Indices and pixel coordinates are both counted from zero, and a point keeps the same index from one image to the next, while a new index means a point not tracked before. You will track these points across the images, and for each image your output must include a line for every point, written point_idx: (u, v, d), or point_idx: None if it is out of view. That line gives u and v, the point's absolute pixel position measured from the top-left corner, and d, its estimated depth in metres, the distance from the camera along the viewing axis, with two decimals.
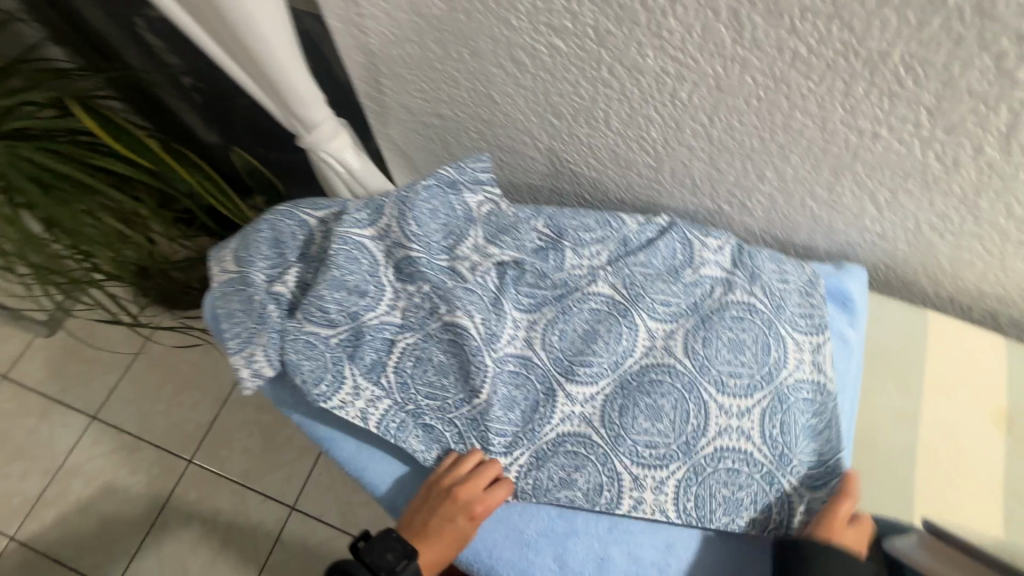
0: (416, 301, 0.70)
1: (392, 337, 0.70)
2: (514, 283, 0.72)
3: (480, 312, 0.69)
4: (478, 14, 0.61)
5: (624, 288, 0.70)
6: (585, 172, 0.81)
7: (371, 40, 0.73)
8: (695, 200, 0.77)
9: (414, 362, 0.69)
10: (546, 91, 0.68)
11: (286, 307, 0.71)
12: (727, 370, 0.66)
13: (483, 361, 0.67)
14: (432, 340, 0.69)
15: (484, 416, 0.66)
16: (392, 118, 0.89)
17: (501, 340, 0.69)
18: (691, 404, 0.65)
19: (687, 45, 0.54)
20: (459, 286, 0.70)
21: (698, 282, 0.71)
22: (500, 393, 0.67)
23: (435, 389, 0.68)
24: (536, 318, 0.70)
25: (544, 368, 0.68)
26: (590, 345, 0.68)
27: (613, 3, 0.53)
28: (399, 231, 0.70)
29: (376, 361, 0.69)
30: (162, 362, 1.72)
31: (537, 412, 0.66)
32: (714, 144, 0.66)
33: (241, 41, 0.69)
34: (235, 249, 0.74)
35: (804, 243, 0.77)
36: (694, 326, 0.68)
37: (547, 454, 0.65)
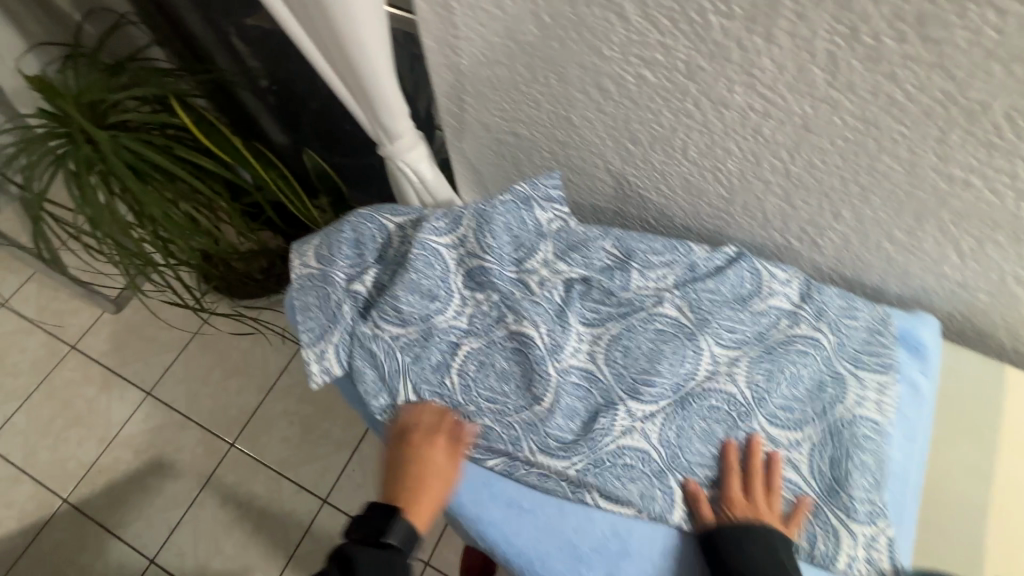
0: (484, 308, 0.73)
1: (458, 340, 0.72)
2: (580, 297, 0.73)
3: (545, 323, 0.71)
4: (572, 42, 0.64)
5: (690, 312, 0.71)
6: (654, 197, 0.83)
7: (462, 61, 0.77)
8: (763, 233, 0.78)
9: (476, 366, 0.70)
10: (626, 118, 0.71)
11: (359, 306, 0.74)
12: (781, 405, 0.66)
13: (545, 370, 0.69)
14: (497, 346, 0.71)
15: (540, 426, 0.67)
16: (468, 133, 0.93)
17: (564, 351, 0.70)
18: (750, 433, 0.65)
19: (778, 83, 0.56)
20: (526, 297, 0.72)
21: (766, 312, 0.71)
22: (562, 402, 0.68)
23: (497, 394, 0.69)
24: (600, 334, 0.71)
25: (605, 383, 0.69)
26: (653, 364, 0.68)
27: (708, 41, 0.55)
28: (475, 242, 0.73)
29: (441, 362, 0.71)
30: (215, 346, 1.80)
31: (596, 424, 0.67)
32: (792, 181, 0.67)
33: (344, 54, 0.74)
34: (317, 248, 0.78)
35: (874, 285, 0.76)
36: (758, 356, 0.68)
37: (603, 460, 0.65)
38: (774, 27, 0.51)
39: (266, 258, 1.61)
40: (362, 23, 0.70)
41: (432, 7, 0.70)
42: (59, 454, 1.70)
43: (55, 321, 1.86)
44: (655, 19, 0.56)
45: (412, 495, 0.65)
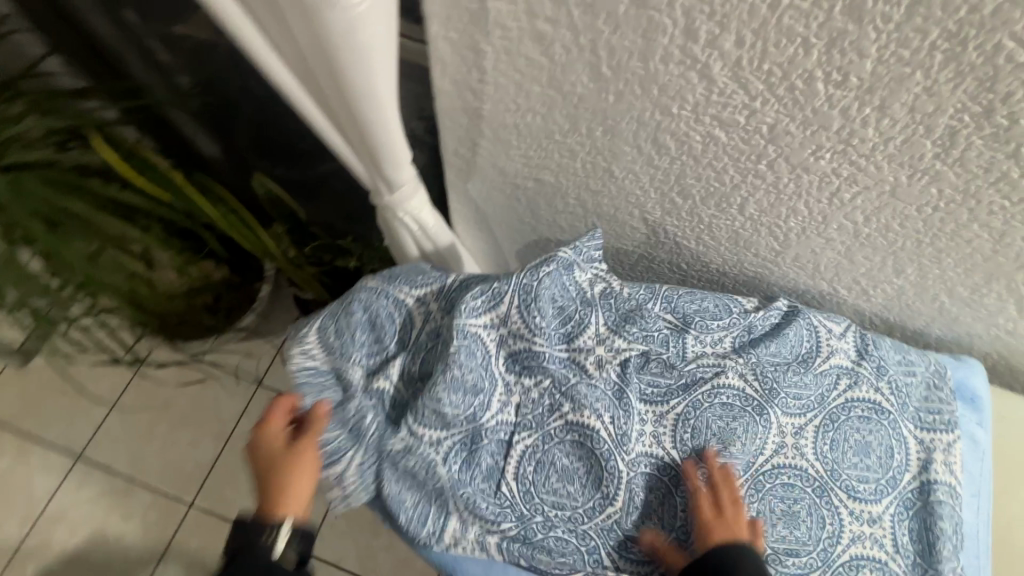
0: (534, 397, 0.64)
1: (509, 440, 0.64)
2: (637, 371, 0.65)
3: (607, 410, 0.63)
4: (632, 97, 0.55)
5: (755, 380, 0.65)
6: (692, 246, 0.77)
7: (485, 105, 0.65)
8: (810, 281, 0.74)
9: (534, 468, 0.63)
10: (680, 173, 0.63)
11: (383, 416, 0.65)
12: (859, 478, 0.63)
13: (612, 463, 0.62)
14: (554, 441, 0.63)
15: (616, 528, 0.63)
16: (477, 175, 0.81)
17: (632, 442, 0.63)
18: (828, 509, 0.62)
19: (877, 153, 0.50)
20: (582, 380, 0.64)
21: (828, 372, 0.66)
22: (637, 499, 0.63)
23: (562, 497, 0.63)
24: (665, 413, 0.65)
25: (677, 469, 0.64)
26: (728, 448, 0.63)
27: (806, 108, 0.49)
28: (522, 323, 0.64)
29: (494, 467, 0.63)
30: (156, 396, 1.56)
31: (675, 518, 0.63)
32: (859, 240, 0.63)
33: (347, 110, 0.59)
34: (321, 335, 0.66)
35: (918, 330, 0.75)
36: (829, 425, 0.64)
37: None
38: (893, 100, 0.45)
39: (211, 294, 1.39)
40: (375, 76, 0.54)
41: (455, 48, 0.58)
42: None
43: None
44: (746, 81, 0.48)
45: (269, 490, 0.62)
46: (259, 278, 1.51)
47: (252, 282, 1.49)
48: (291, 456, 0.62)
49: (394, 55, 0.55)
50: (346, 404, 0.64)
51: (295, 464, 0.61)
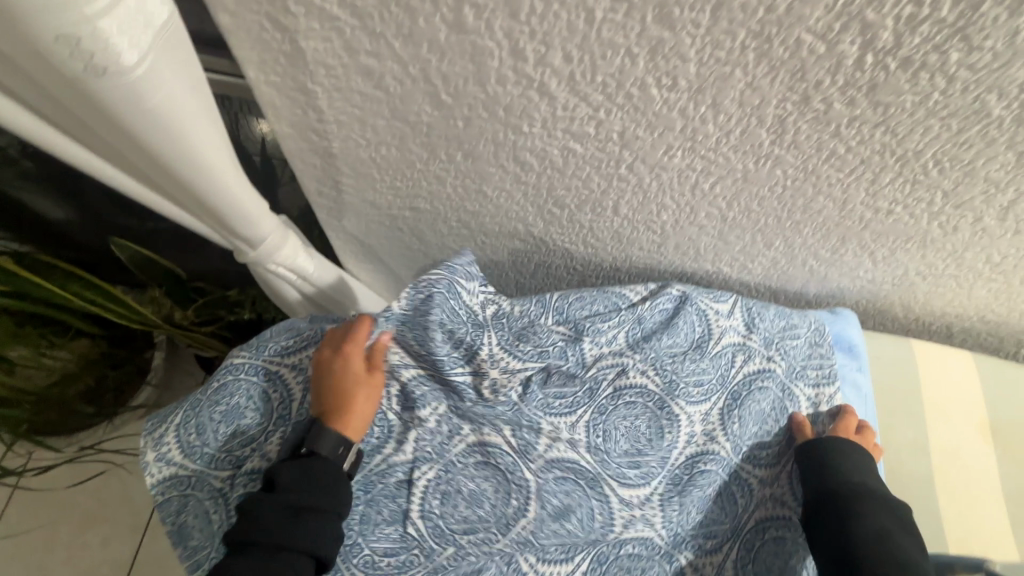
0: (431, 426, 0.61)
1: (408, 476, 0.60)
2: (540, 387, 0.64)
3: (508, 426, 0.62)
4: (480, 120, 0.53)
5: (655, 374, 0.66)
6: (581, 249, 0.76)
7: (333, 144, 0.60)
8: (695, 263, 0.76)
9: (440, 499, 0.60)
10: (550, 186, 0.62)
11: None
12: (756, 446, 0.66)
13: (523, 480, 0.61)
14: (458, 468, 0.61)
15: (533, 542, 0.60)
16: (349, 212, 0.76)
17: (535, 448, 0.62)
18: (733, 483, 0.65)
19: (721, 145, 0.51)
20: (478, 403, 0.62)
21: (723, 353, 0.68)
22: (551, 504, 0.61)
23: (473, 521, 0.59)
24: (575, 421, 0.64)
25: (591, 472, 0.63)
26: (635, 443, 0.64)
27: (647, 112, 0.48)
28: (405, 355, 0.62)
29: (396, 510, 0.59)
30: (49, 501, 1.35)
31: (596, 519, 0.61)
32: (727, 223, 0.65)
33: (167, 175, 0.51)
34: (179, 437, 0.60)
35: (796, 291, 0.79)
36: (727, 403, 0.67)
37: (609, 557, 0.61)
38: (723, 96, 0.45)
39: (88, 379, 1.20)
40: (187, 127, 0.46)
41: (281, 91, 0.53)
42: None
43: None
44: (585, 94, 0.47)
45: (332, 405, 0.57)
46: (149, 346, 1.33)
47: (142, 351, 1.31)
48: (362, 379, 0.59)
49: (203, 93, 0.47)
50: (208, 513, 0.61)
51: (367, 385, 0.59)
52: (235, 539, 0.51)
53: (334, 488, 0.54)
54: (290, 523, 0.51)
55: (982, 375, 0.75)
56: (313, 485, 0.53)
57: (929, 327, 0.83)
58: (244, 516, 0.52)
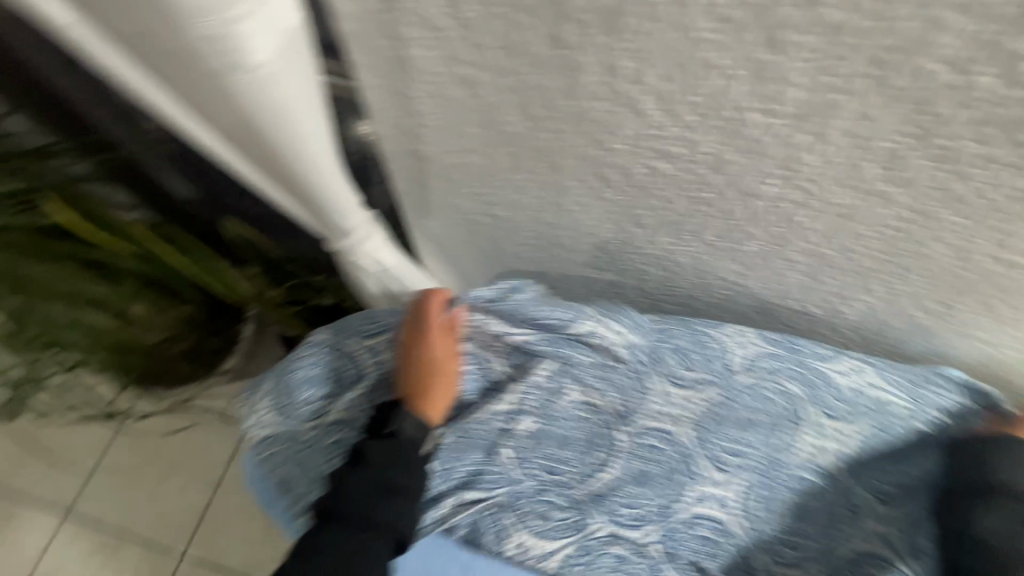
0: (537, 379, 0.63)
1: (508, 426, 0.62)
2: (657, 373, 0.66)
3: (616, 391, 0.64)
4: (568, 134, 0.53)
5: (780, 378, 0.66)
6: (657, 272, 0.74)
7: (427, 148, 0.63)
8: (780, 300, 0.71)
9: (530, 439, 0.62)
10: (631, 205, 0.61)
11: None
12: (880, 477, 0.65)
13: (615, 437, 0.64)
14: (556, 419, 0.63)
15: (609, 500, 0.63)
16: (433, 213, 0.79)
17: (637, 416, 0.64)
18: (829, 498, 0.64)
19: (823, 177, 0.48)
20: (592, 365, 0.65)
21: (844, 376, 0.66)
22: (635, 470, 0.63)
23: (558, 464, 0.63)
24: (689, 404, 0.65)
25: (679, 445, 0.64)
26: (740, 432, 0.64)
27: (743, 137, 0.46)
28: (512, 318, 0.65)
29: (488, 444, 0.62)
30: (144, 445, 1.51)
31: (672, 492, 0.64)
32: (821, 261, 0.60)
33: (280, 163, 0.57)
34: (272, 399, 0.65)
35: (895, 343, 0.72)
36: (844, 425, 0.65)
37: (678, 534, 0.64)
38: (829, 126, 0.42)
39: (192, 338, 1.33)
40: (297, 124, 0.51)
41: (386, 95, 0.57)
42: None
43: None
44: (678, 114, 0.46)
45: (418, 387, 0.62)
46: (238, 321, 1.40)
47: (232, 325, 1.39)
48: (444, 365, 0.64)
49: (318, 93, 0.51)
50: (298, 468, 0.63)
51: (446, 371, 0.64)
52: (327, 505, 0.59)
53: (411, 468, 0.59)
54: (376, 499, 0.58)
55: None
56: (396, 465, 0.59)
57: None
58: (337, 486, 0.59)
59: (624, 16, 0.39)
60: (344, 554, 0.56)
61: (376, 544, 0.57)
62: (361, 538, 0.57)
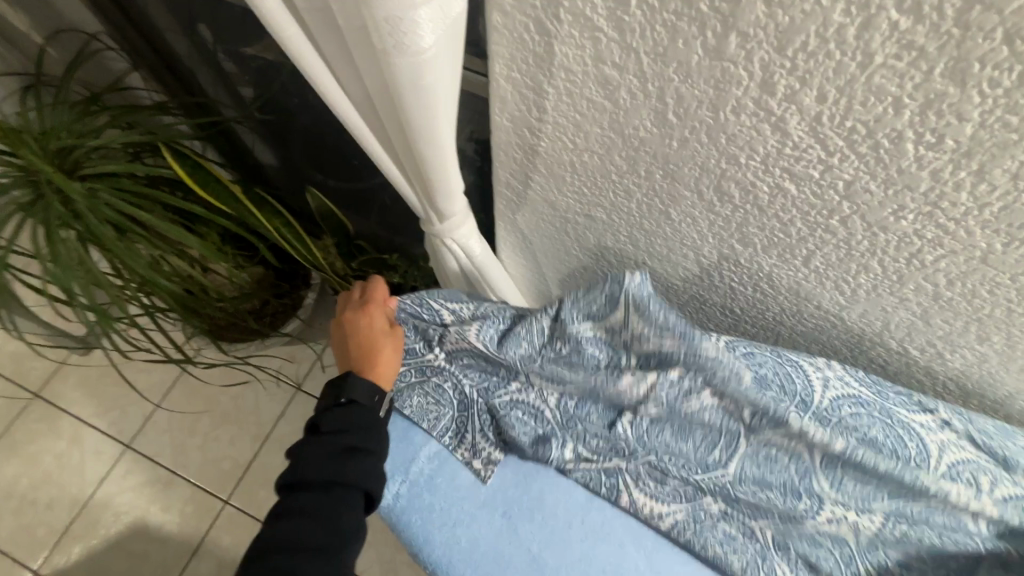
0: (668, 382, 0.62)
1: (633, 404, 0.65)
2: (782, 401, 0.60)
3: (749, 407, 0.61)
4: (697, 143, 0.53)
5: (933, 422, 0.58)
6: (748, 292, 0.72)
7: (541, 143, 0.65)
8: (877, 339, 0.68)
9: (651, 421, 0.65)
10: (742, 221, 0.60)
11: (486, 381, 0.71)
12: None
13: (737, 442, 0.63)
14: (682, 416, 0.64)
15: (725, 487, 0.66)
16: (527, 207, 0.80)
17: (765, 430, 0.61)
18: (959, 544, 0.60)
19: (967, 218, 0.46)
20: (726, 385, 0.60)
21: (1002, 432, 0.58)
22: (750, 473, 0.64)
23: (675, 451, 0.66)
24: (827, 437, 0.59)
25: (805, 462, 0.61)
26: (881, 474, 0.59)
27: (890, 167, 0.45)
28: (639, 326, 0.61)
29: (610, 408, 0.68)
30: (203, 392, 1.58)
31: (792, 503, 0.63)
32: (939, 302, 0.57)
33: (409, 145, 0.58)
34: None
35: (998, 400, 0.67)
36: (1002, 487, 0.57)
37: (789, 533, 0.65)
38: (993, 166, 0.41)
39: (258, 299, 1.37)
40: (435, 110, 0.52)
41: (517, 87, 0.58)
42: (26, 520, 1.46)
43: (15, 366, 1.60)
44: (825, 137, 0.46)
45: (363, 360, 0.67)
46: (306, 285, 1.52)
47: (299, 288, 1.50)
48: (384, 338, 0.68)
49: (456, 84, 0.53)
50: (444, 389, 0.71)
51: (387, 343, 0.68)
52: (288, 480, 0.58)
53: (370, 429, 0.62)
54: (341, 460, 0.58)
55: None
56: (358, 427, 0.61)
57: None
58: (297, 458, 0.59)
59: (798, 34, 0.39)
60: (316, 516, 0.55)
61: (349, 500, 0.57)
62: (334, 496, 0.56)
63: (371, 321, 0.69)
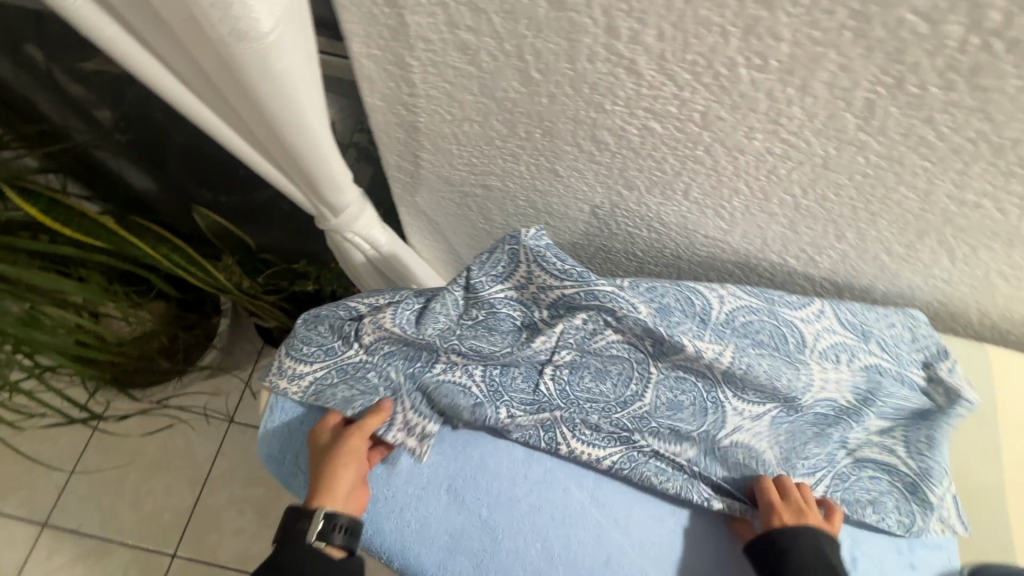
0: (578, 324, 0.65)
1: (549, 355, 0.66)
2: (673, 321, 0.65)
3: (653, 335, 0.63)
4: (564, 97, 0.55)
5: (795, 316, 0.67)
6: (643, 233, 0.77)
7: (420, 119, 0.64)
8: (760, 255, 0.75)
9: (569, 367, 0.66)
10: (623, 166, 0.63)
11: (405, 365, 0.69)
12: (894, 403, 0.67)
13: (648, 368, 0.66)
14: (594, 353, 0.66)
15: (647, 421, 0.67)
16: (423, 187, 0.80)
17: (671, 356, 0.64)
18: (842, 427, 0.67)
19: (804, 129, 0.52)
20: (629, 316, 0.63)
21: (849, 309, 0.68)
22: (663, 398, 0.66)
23: (595, 394, 0.67)
24: (721, 352, 0.63)
25: (711, 378, 0.65)
26: (778, 379, 0.63)
27: (732, 93, 0.49)
28: (542, 279, 0.64)
29: (531, 368, 0.67)
30: (122, 447, 1.45)
31: (704, 420, 0.66)
32: (800, 211, 0.64)
33: (279, 139, 0.55)
34: (303, 354, 0.69)
35: (863, 288, 0.76)
36: (859, 357, 0.66)
37: (709, 445, 0.67)
38: (812, 78, 0.46)
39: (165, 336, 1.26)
40: (298, 97, 0.50)
41: (380, 64, 0.57)
42: None
43: None
44: (672, 73, 0.49)
45: (317, 478, 0.65)
46: (217, 312, 1.42)
47: (209, 316, 1.40)
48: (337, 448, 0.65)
49: (314, 68, 0.51)
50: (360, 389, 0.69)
51: (341, 453, 0.65)
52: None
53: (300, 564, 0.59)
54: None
55: None
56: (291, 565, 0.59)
57: (1007, 336, 0.78)
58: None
59: None
60: None
61: None
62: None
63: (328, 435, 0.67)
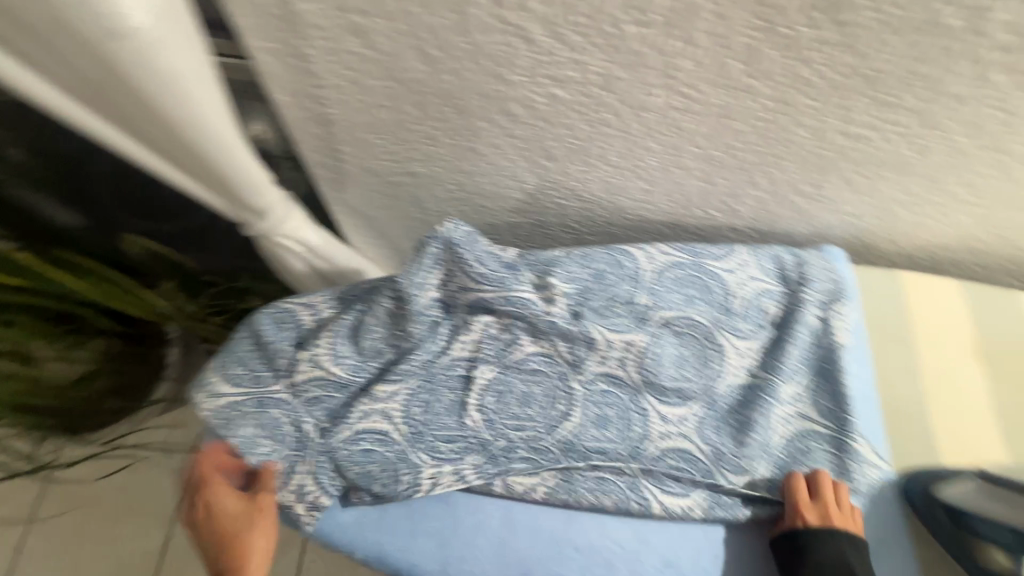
0: (493, 334, 0.67)
1: (468, 372, 0.66)
2: (592, 318, 0.67)
3: (564, 340, 0.67)
4: (468, 72, 0.56)
5: (719, 273, 0.70)
6: (573, 204, 0.79)
7: (331, 110, 0.64)
8: (686, 212, 0.78)
9: (494, 395, 0.66)
10: (539, 137, 0.65)
11: (327, 410, 0.66)
12: (819, 381, 0.68)
13: (570, 385, 0.66)
14: (514, 369, 0.66)
15: (576, 444, 0.65)
16: (351, 182, 0.79)
17: (586, 361, 0.67)
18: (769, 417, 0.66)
19: (697, 80, 0.54)
20: (545, 318, 0.66)
21: (767, 261, 0.72)
22: (590, 414, 0.66)
23: (522, 420, 0.66)
24: (623, 355, 0.67)
25: (631, 387, 0.67)
26: (682, 370, 0.68)
27: (624, 51, 0.51)
28: (462, 284, 0.65)
29: (455, 402, 0.66)
30: (78, 495, 1.38)
31: (631, 431, 0.66)
32: (712, 162, 0.67)
33: (180, 140, 0.54)
34: (232, 382, 0.66)
35: (785, 232, 0.80)
36: (768, 345, 0.69)
37: (641, 454, 0.65)
38: (693, 29, 0.48)
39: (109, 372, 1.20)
40: (189, 93, 0.49)
41: (279, 58, 0.57)
42: None
43: None
44: (564, 36, 0.50)
45: (227, 549, 0.64)
46: (163, 343, 1.30)
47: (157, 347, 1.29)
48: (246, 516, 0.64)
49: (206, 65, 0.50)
50: (277, 426, 0.65)
51: (251, 522, 0.64)
52: None
53: None
54: None
55: (971, 301, 0.77)
56: None
57: (917, 262, 0.83)
58: None
59: None
60: None
61: None
62: None
63: (228, 502, 0.65)
